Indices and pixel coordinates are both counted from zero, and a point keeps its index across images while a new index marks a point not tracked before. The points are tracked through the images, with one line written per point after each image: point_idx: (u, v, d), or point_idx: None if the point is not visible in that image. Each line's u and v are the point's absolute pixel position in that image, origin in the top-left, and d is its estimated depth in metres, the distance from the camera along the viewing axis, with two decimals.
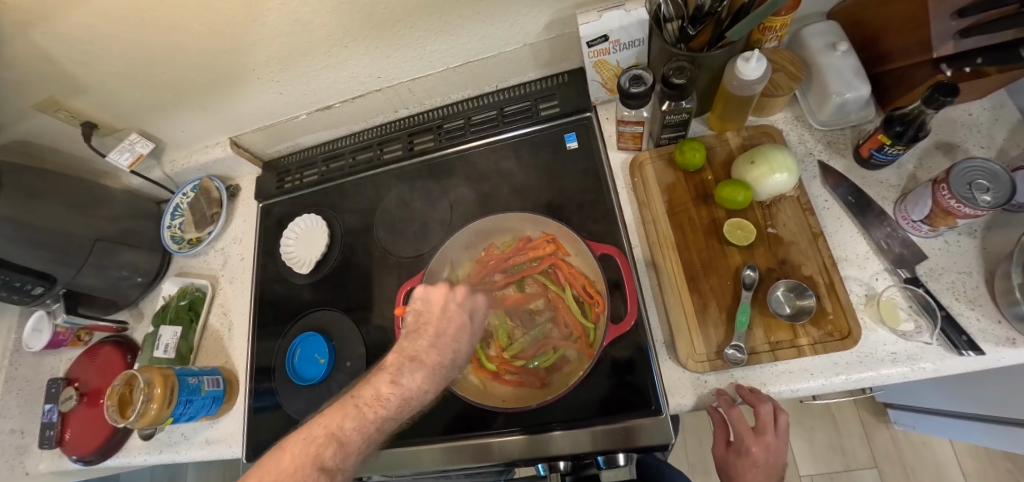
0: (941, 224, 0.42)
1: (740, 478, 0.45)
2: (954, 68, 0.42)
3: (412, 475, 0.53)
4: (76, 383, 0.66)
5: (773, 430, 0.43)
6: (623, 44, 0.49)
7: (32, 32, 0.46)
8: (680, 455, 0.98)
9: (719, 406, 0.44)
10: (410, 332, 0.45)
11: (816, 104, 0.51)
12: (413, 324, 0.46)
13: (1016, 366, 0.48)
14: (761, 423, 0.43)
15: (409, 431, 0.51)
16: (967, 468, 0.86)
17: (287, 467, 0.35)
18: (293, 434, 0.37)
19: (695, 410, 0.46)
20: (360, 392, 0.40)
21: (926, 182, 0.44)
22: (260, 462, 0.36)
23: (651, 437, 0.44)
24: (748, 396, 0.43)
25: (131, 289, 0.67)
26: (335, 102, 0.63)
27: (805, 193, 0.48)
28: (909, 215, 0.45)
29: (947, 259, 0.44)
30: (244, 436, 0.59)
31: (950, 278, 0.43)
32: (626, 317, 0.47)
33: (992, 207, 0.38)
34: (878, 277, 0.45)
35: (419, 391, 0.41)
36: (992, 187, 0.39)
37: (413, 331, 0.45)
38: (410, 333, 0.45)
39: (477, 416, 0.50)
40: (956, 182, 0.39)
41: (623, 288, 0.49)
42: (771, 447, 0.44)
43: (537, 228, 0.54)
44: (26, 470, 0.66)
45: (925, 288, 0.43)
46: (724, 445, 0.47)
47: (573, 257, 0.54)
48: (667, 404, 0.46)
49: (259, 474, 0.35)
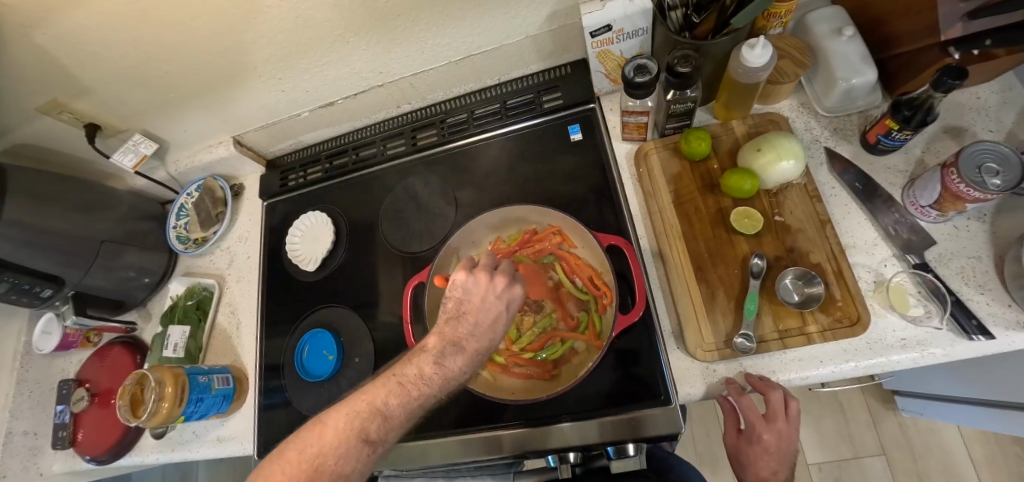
0: (951, 208, 0.42)
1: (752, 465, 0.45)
2: (962, 51, 0.42)
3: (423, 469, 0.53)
4: (86, 384, 0.66)
5: (784, 417, 0.43)
6: (626, 34, 0.49)
7: (32, 35, 0.46)
8: (687, 445, 0.98)
9: (729, 394, 0.44)
10: (448, 310, 0.41)
11: (822, 90, 0.50)
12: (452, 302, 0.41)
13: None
14: (772, 410, 0.43)
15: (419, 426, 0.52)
16: (974, 453, 0.87)
17: (331, 443, 0.35)
18: (337, 408, 0.37)
19: (704, 399, 0.46)
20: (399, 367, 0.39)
21: (934, 167, 0.44)
22: (305, 428, 0.37)
23: (660, 426, 0.44)
24: (758, 384, 0.43)
25: (139, 289, 0.68)
26: (338, 98, 0.63)
27: (812, 180, 0.48)
28: (918, 201, 0.44)
29: (957, 244, 0.44)
30: (254, 434, 0.59)
31: (959, 264, 0.43)
32: (634, 307, 0.47)
33: (1002, 190, 0.38)
34: (887, 263, 0.45)
35: (460, 374, 0.38)
36: (1002, 171, 0.39)
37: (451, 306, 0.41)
38: (448, 310, 0.41)
39: (486, 409, 0.50)
40: (965, 166, 0.39)
41: (631, 279, 0.49)
42: (782, 434, 0.44)
43: (542, 221, 0.54)
44: (40, 471, 0.67)
45: (934, 273, 0.43)
46: (736, 433, 0.47)
47: (579, 250, 0.54)
48: (676, 394, 0.46)
49: (306, 441, 0.36)
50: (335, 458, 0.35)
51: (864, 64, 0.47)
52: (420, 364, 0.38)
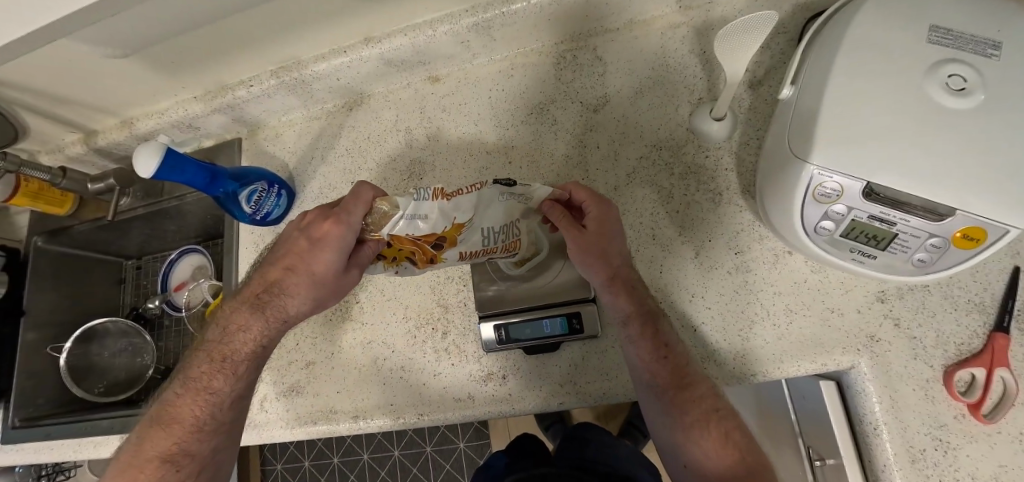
0: (931, 219, 0.43)
1: (692, 450, 0.54)
2: (958, 49, 0.44)
3: (320, 296, 0.57)
4: None
5: (715, 422, 0.53)
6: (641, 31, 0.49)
7: None
8: None
9: (692, 410, 0.53)
10: (477, 234, 0.50)
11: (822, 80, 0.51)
12: (497, 208, 0.49)
13: (1001, 341, 0.51)
14: (706, 414, 0.53)
15: (353, 263, 0.57)
16: None
17: (364, 204, 0.51)
18: (366, 183, 0.52)
19: (650, 404, 0.56)
20: (455, 207, 0.46)
21: (901, 201, 0.44)
22: (354, 188, 0.52)
23: (649, 392, 0.55)
24: (708, 414, 0.53)
25: None
26: None
27: (777, 158, 0.50)
28: (907, 228, 0.45)
29: (953, 257, 0.46)
30: (217, 352, 0.58)
31: (943, 260, 0.46)
32: (624, 303, 0.55)
33: (971, 196, 0.40)
34: (875, 255, 0.49)
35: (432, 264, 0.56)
36: (988, 184, 0.40)
37: (481, 240, 0.51)
38: (484, 205, 0.48)
39: (626, 280, 0.56)
40: (957, 176, 0.40)
41: (634, 287, 0.56)
42: (719, 438, 0.53)
43: (581, 193, 0.55)
44: None
45: (914, 259, 0.47)
46: (717, 436, 0.53)
47: (603, 219, 0.55)
48: (637, 377, 0.56)
49: (354, 197, 0.51)
50: (366, 230, 0.53)
51: (927, 42, 0.44)
52: (449, 232, 0.48)
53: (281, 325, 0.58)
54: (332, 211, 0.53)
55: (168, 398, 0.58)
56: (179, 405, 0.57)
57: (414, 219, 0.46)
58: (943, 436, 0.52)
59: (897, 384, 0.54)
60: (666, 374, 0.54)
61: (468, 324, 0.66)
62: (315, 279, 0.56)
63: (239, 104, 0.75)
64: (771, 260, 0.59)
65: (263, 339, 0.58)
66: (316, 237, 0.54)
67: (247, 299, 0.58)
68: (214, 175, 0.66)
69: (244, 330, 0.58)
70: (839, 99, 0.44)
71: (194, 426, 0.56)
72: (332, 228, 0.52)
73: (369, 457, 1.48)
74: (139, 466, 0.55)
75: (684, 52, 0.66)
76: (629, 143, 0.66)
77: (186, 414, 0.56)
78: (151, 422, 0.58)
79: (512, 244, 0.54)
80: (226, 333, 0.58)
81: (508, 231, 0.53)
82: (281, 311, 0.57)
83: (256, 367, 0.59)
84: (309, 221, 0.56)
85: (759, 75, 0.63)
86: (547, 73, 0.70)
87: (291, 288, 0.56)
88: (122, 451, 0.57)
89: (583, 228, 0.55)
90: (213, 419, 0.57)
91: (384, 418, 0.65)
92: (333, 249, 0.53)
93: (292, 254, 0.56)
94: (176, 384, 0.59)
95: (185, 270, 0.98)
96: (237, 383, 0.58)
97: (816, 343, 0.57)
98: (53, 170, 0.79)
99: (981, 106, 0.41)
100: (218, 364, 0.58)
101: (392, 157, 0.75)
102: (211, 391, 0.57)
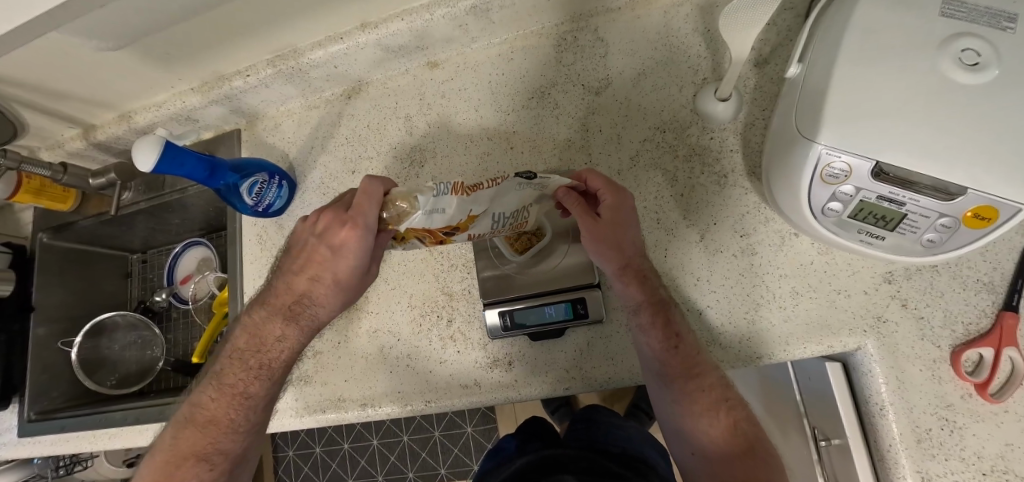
0: (941, 201, 0.43)
1: (693, 437, 0.54)
2: (971, 22, 0.42)
3: (344, 298, 0.58)
4: None
5: (722, 411, 0.53)
6: None
7: None
8: None
9: (703, 400, 0.53)
10: (490, 220, 0.49)
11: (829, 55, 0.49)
12: (512, 197, 0.48)
13: (1010, 319, 0.51)
14: (714, 404, 0.53)
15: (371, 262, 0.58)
16: None
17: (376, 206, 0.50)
18: (372, 179, 0.51)
19: (659, 391, 0.57)
20: (476, 199, 0.45)
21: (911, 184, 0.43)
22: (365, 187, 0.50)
23: (659, 381, 0.55)
24: (717, 402, 0.53)
25: None
26: None
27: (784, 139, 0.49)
28: (917, 211, 0.44)
29: (960, 240, 0.45)
30: (249, 357, 0.59)
31: (952, 242, 0.46)
32: (636, 290, 0.55)
33: (984, 176, 0.39)
34: (884, 237, 0.49)
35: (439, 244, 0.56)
36: (998, 163, 0.39)
37: (491, 224, 0.50)
38: (500, 196, 0.47)
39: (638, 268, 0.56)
40: (968, 154, 0.39)
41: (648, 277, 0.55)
42: (726, 428, 0.53)
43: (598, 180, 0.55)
44: None
45: (925, 241, 0.47)
46: (724, 425, 0.53)
47: (619, 209, 0.55)
48: (647, 363, 0.56)
49: (365, 197, 0.50)
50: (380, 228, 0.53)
51: (941, 15, 0.43)
52: (464, 222, 0.47)
53: (311, 329, 0.59)
54: (345, 217, 0.52)
55: (199, 400, 0.59)
56: (214, 407, 0.58)
57: (432, 213, 0.45)
58: (949, 415, 0.52)
59: (904, 365, 0.54)
60: (676, 363, 0.54)
61: (473, 311, 0.66)
62: (341, 286, 0.56)
63: (237, 94, 0.74)
64: (776, 243, 0.59)
65: (298, 346, 0.59)
66: (334, 242, 0.54)
67: (277, 308, 0.58)
68: (214, 168, 0.65)
69: (280, 339, 0.58)
70: (848, 77, 0.43)
71: (229, 427, 0.57)
72: (351, 234, 0.52)
73: (378, 443, 1.51)
74: (174, 466, 0.56)
75: (688, 32, 0.64)
76: (632, 126, 0.65)
77: (220, 415, 0.57)
78: (182, 423, 0.59)
79: (520, 225, 0.54)
80: (263, 343, 0.58)
81: (517, 215, 0.52)
82: (315, 320, 0.58)
83: (289, 370, 0.60)
84: (326, 226, 0.54)
85: (765, 53, 0.62)
86: (547, 56, 0.69)
87: (319, 297, 0.57)
88: (157, 450, 0.58)
89: (598, 215, 0.54)
90: (248, 421, 0.58)
91: (392, 406, 0.65)
92: (354, 255, 0.54)
93: (314, 263, 0.56)
94: (209, 386, 0.60)
95: (191, 263, 0.98)
96: (273, 387, 0.59)
97: (823, 325, 0.56)
98: (53, 166, 0.79)
99: (995, 80, 0.40)
100: (253, 370, 0.58)
101: (392, 145, 0.74)
102: (245, 396, 0.58)
